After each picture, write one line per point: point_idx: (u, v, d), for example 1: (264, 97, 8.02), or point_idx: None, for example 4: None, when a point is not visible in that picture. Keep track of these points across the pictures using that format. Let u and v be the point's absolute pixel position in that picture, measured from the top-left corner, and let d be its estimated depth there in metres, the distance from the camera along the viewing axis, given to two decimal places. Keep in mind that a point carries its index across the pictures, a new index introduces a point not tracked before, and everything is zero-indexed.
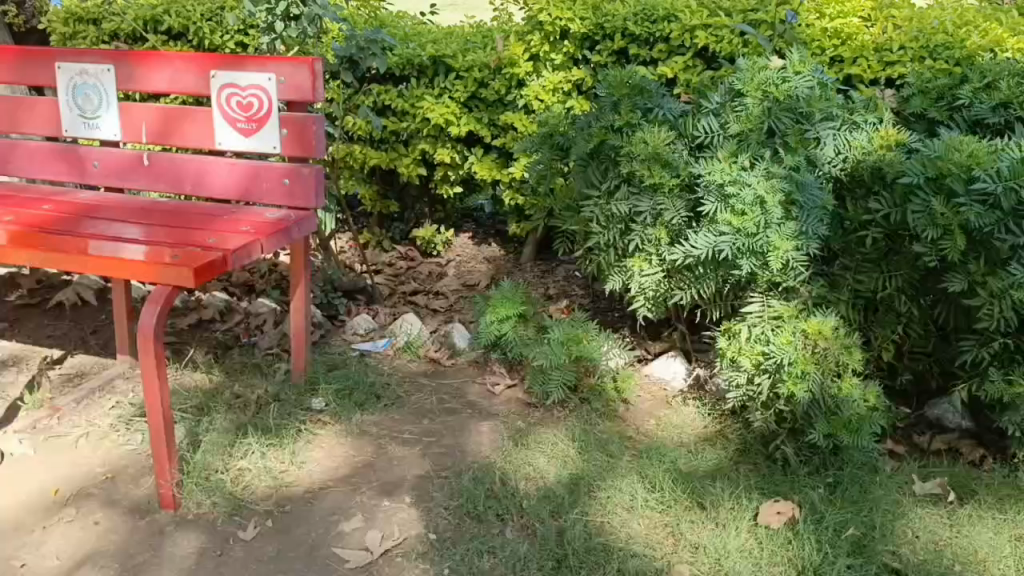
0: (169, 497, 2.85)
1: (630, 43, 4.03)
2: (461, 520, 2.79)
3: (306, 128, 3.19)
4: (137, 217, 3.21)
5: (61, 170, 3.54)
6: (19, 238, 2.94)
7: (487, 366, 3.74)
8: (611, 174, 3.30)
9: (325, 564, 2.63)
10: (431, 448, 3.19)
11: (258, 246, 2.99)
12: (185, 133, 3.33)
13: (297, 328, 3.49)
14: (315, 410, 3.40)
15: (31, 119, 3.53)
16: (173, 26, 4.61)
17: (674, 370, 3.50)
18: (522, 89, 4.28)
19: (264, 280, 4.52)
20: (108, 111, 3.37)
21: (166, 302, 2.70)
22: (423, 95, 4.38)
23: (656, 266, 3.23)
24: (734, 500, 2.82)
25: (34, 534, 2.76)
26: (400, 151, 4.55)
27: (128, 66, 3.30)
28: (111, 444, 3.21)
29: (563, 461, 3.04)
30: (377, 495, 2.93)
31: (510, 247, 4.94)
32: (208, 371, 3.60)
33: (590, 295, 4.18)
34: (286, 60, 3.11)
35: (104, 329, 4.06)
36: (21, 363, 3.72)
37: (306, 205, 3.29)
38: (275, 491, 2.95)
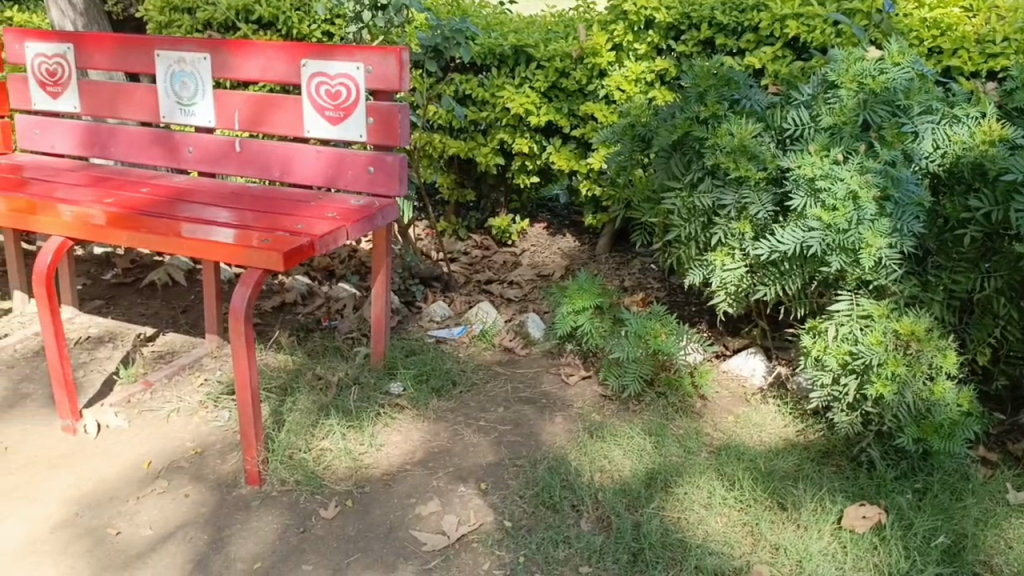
0: (255, 472, 2.94)
1: (717, 33, 3.97)
2: (537, 508, 2.80)
3: (391, 117, 3.23)
4: (227, 202, 3.30)
5: (157, 155, 3.67)
6: (117, 219, 3.05)
7: (562, 357, 3.74)
8: (695, 166, 3.24)
9: (402, 546, 2.68)
10: (506, 436, 3.21)
11: (344, 232, 3.05)
12: (275, 121, 3.42)
13: (377, 313, 3.54)
14: (393, 395, 3.46)
15: (129, 106, 3.67)
16: (262, 15, 4.72)
17: (753, 366, 3.48)
18: (604, 79, 4.23)
19: (344, 265, 4.62)
20: (203, 98, 3.47)
21: (256, 284, 2.78)
22: (504, 84, 4.38)
23: (739, 261, 3.18)
24: (817, 502, 2.76)
25: (128, 503, 2.88)
26: (480, 140, 4.54)
27: (223, 55, 3.41)
28: (200, 420, 3.33)
29: (639, 455, 3.02)
30: (453, 481, 2.97)
31: (586, 239, 4.91)
32: (291, 353, 3.70)
33: (666, 288, 4.15)
34: (373, 50, 3.16)
35: (193, 309, 4.21)
36: (116, 340, 3.89)
37: (389, 192, 3.34)
38: (354, 473, 3.01)
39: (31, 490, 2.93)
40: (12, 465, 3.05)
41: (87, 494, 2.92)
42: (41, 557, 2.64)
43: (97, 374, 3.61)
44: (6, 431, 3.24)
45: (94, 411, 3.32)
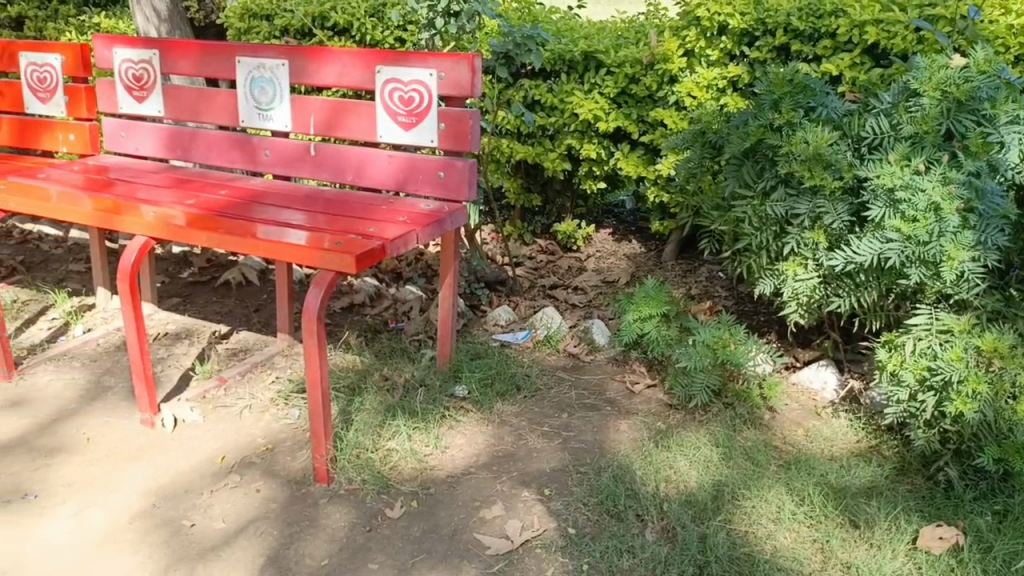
0: (323, 471, 3.00)
1: (793, 39, 3.89)
2: (601, 517, 2.79)
3: (463, 123, 3.27)
4: (302, 205, 3.38)
5: (235, 158, 3.78)
6: (196, 220, 3.15)
7: (627, 364, 3.73)
8: (767, 174, 3.19)
9: (466, 549, 2.70)
10: (570, 443, 3.21)
11: (414, 236, 3.09)
12: (349, 126, 3.48)
13: (444, 316, 3.58)
14: (458, 397, 3.49)
15: (211, 110, 3.79)
16: (337, 22, 4.82)
17: (824, 379, 3.41)
18: (674, 85, 4.20)
19: (411, 268, 4.69)
20: (281, 103, 3.57)
21: (329, 285, 2.83)
22: (573, 90, 4.37)
23: (812, 271, 3.12)
24: (891, 521, 2.70)
25: (202, 496, 2.97)
26: (547, 146, 4.54)
27: (301, 61, 3.49)
28: (271, 418, 3.42)
29: (705, 466, 2.98)
30: (517, 485, 2.98)
31: (652, 245, 4.88)
32: (359, 353, 3.77)
33: (734, 297, 4.09)
34: (447, 57, 3.21)
35: (265, 308, 4.32)
36: (192, 336, 4.02)
37: (459, 197, 3.37)
38: (420, 474, 3.05)
39: (111, 480, 3.05)
40: (95, 456, 3.18)
41: (164, 486, 3.02)
42: (120, 546, 2.74)
43: (174, 370, 3.74)
44: (89, 422, 3.38)
45: (171, 406, 3.43)
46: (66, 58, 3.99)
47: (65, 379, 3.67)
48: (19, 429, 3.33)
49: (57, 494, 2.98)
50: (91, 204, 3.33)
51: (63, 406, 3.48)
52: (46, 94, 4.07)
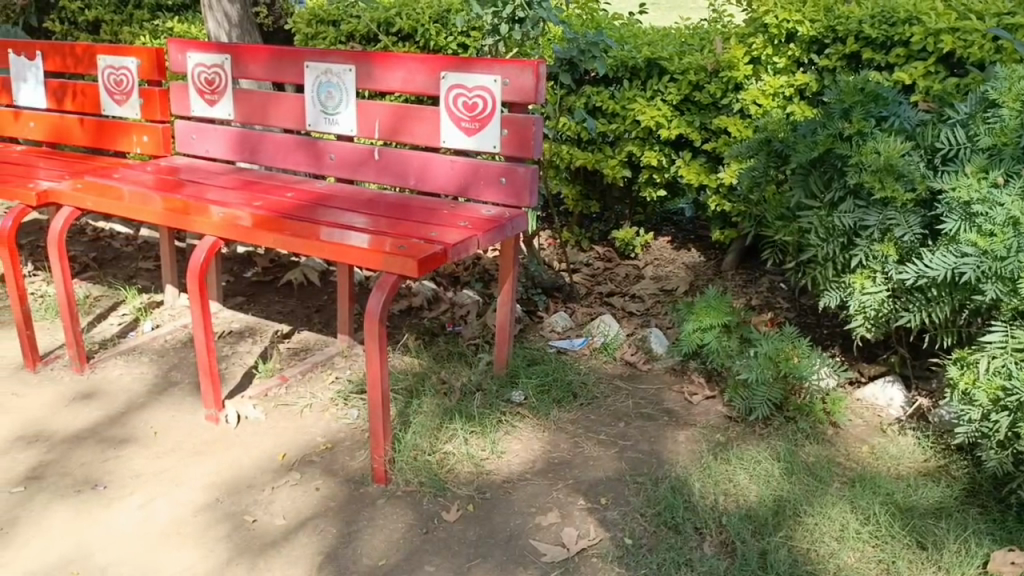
0: (382, 472, 3.04)
1: (864, 47, 3.82)
2: (658, 528, 2.77)
3: (526, 130, 3.27)
4: (364, 208, 3.43)
5: (301, 161, 3.85)
6: (262, 221, 3.22)
7: (685, 374, 3.68)
8: (836, 184, 3.14)
9: (522, 555, 2.70)
10: (627, 452, 3.19)
11: (476, 242, 3.11)
12: (413, 131, 3.52)
13: (502, 322, 3.59)
14: (515, 403, 3.50)
15: (278, 113, 3.86)
16: (402, 27, 4.88)
17: (890, 396, 3.34)
18: (739, 93, 4.15)
19: (468, 272, 4.73)
20: (347, 107, 3.63)
21: (391, 288, 2.86)
22: (635, 97, 4.35)
23: (881, 284, 3.05)
24: (961, 544, 2.62)
25: (264, 493, 3.03)
26: (608, 153, 4.52)
27: (367, 65, 3.54)
28: (331, 417, 3.47)
29: (766, 480, 2.93)
30: (574, 493, 2.97)
31: (711, 254, 4.82)
32: (417, 356, 3.81)
33: (796, 308, 4.02)
34: (512, 63, 3.22)
35: (326, 309, 4.39)
36: (255, 335, 4.10)
37: (520, 203, 3.38)
38: (476, 478, 3.06)
39: (176, 474, 3.12)
40: (161, 449, 3.27)
41: (226, 481, 3.08)
42: (184, 538, 2.81)
43: (238, 368, 3.82)
44: (156, 416, 3.47)
45: (234, 403, 3.51)
46: (142, 61, 4.11)
47: (134, 373, 3.78)
48: (90, 421, 3.44)
49: (125, 485, 3.06)
50: (162, 204, 3.42)
51: (132, 400, 3.58)
52: (122, 96, 4.20)
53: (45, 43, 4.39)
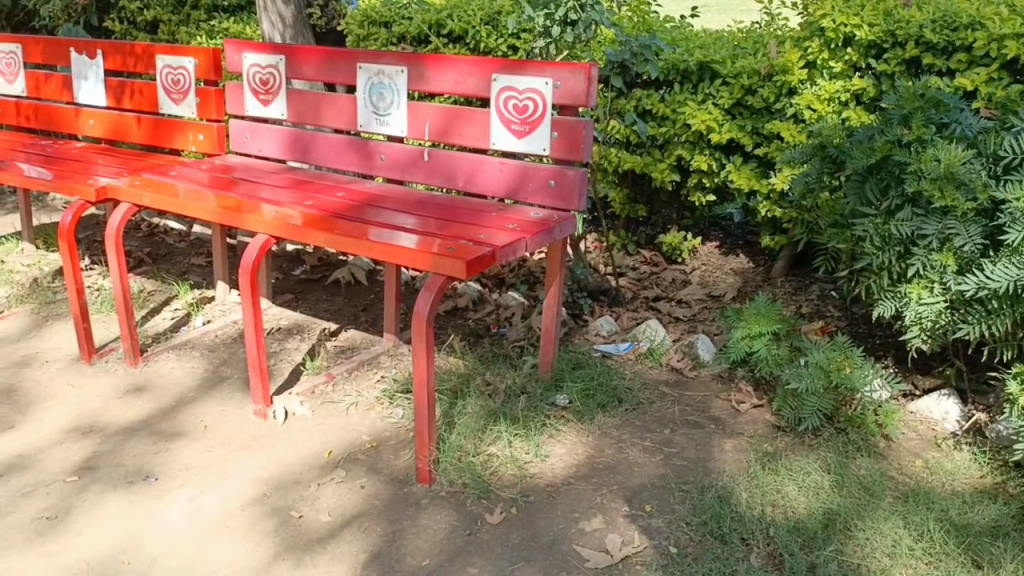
0: (426, 472, 3.05)
1: (924, 52, 3.72)
2: (704, 538, 2.73)
3: (577, 133, 3.26)
4: (414, 209, 3.45)
5: (352, 161, 3.88)
6: (313, 220, 3.25)
7: (733, 382, 3.64)
8: (893, 192, 3.07)
9: (565, 560, 2.69)
10: (673, 459, 3.15)
11: (524, 244, 3.10)
12: (464, 133, 3.54)
13: (548, 325, 3.58)
14: (559, 406, 3.48)
15: (330, 114, 3.90)
16: (453, 29, 4.90)
17: (945, 409, 3.26)
18: (793, 98, 4.08)
19: (513, 274, 4.73)
20: (398, 108, 3.65)
21: (439, 290, 2.87)
22: (686, 100, 4.31)
23: (939, 295, 2.98)
24: (1018, 565, 2.54)
25: (310, 489, 3.06)
26: (656, 156, 4.48)
27: (419, 67, 3.56)
28: (376, 415, 3.50)
29: (815, 492, 2.88)
30: (618, 500, 2.95)
31: (760, 260, 4.74)
32: (461, 356, 3.82)
33: (847, 317, 3.95)
34: (564, 66, 3.21)
35: (372, 308, 4.44)
36: (303, 333, 4.16)
37: (569, 206, 3.37)
38: (520, 481, 3.06)
39: (225, 468, 3.17)
40: (211, 442, 3.33)
41: (274, 476, 3.12)
42: (232, 532, 2.85)
43: (286, 364, 3.88)
44: (206, 410, 3.53)
45: (282, 399, 3.56)
46: (199, 61, 4.18)
47: (185, 367, 3.85)
48: (143, 413, 3.51)
49: (175, 477, 3.12)
50: (215, 202, 3.48)
51: (183, 394, 3.65)
52: (179, 95, 4.29)
53: (106, 42, 4.49)
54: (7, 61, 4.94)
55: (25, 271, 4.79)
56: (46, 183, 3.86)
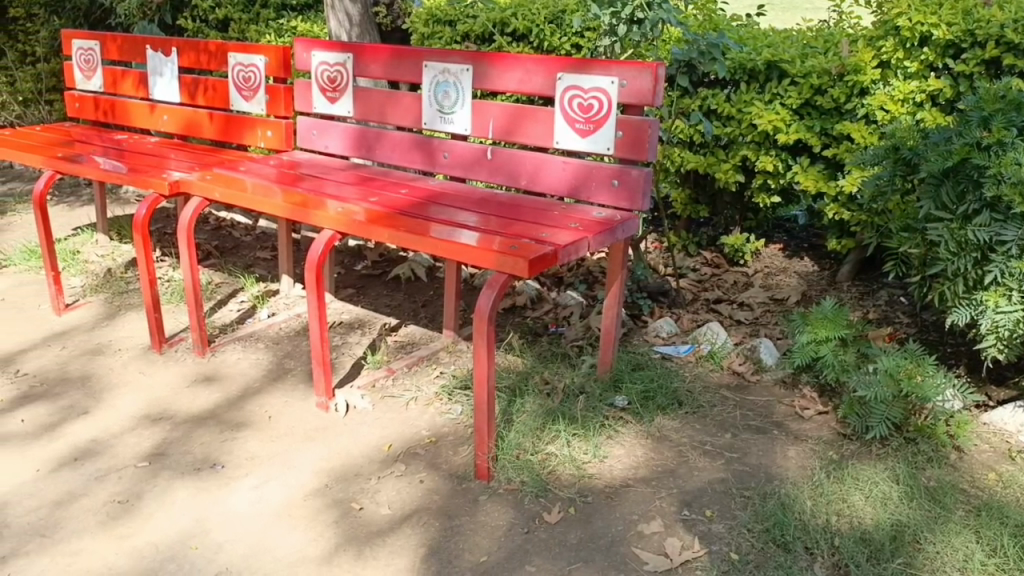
0: (484, 469, 3.06)
1: (1006, 52, 3.61)
2: (767, 545, 2.69)
3: (642, 133, 3.23)
4: (476, 207, 3.46)
5: (416, 158, 3.92)
6: (377, 216, 3.28)
7: (796, 388, 3.57)
8: (971, 197, 2.97)
9: (623, 562, 2.67)
10: (734, 464, 3.11)
11: (586, 244, 3.09)
12: (528, 132, 3.54)
13: (608, 325, 3.56)
14: (618, 407, 3.46)
15: (397, 112, 3.95)
16: (517, 27, 4.91)
17: (1020, 421, 3.15)
18: (865, 98, 3.99)
19: (572, 273, 4.73)
20: (462, 107, 3.67)
21: (501, 288, 2.88)
22: (753, 100, 4.24)
23: (1016, 304, 2.89)
24: None
25: (371, 482, 3.10)
26: (720, 156, 4.42)
27: (485, 66, 3.58)
28: (435, 411, 3.53)
29: (883, 503, 2.81)
30: (677, 503, 2.92)
31: (826, 264, 4.65)
32: (520, 354, 3.83)
33: (917, 324, 3.85)
34: (631, 65, 3.19)
35: (431, 304, 4.48)
36: (364, 327, 4.22)
37: (632, 207, 3.35)
38: (578, 481, 3.04)
39: (288, 458, 3.23)
40: (275, 433, 3.40)
41: (335, 468, 3.17)
42: (295, 521, 2.90)
43: (348, 358, 3.94)
44: (270, 401, 3.61)
45: (344, 392, 3.61)
46: (269, 59, 4.27)
47: (251, 358, 3.94)
48: (210, 402, 3.61)
49: (241, 466, 3.19)
50: (282, 197, 3.54)
51: (249, 384, 3.73)
52: (250, 92, 4.38)
53: (181, 40, 4.61)
54: (86, 58, 5.10)
55: (99, 262, 4.96)
56: (121, 177, 3.97)
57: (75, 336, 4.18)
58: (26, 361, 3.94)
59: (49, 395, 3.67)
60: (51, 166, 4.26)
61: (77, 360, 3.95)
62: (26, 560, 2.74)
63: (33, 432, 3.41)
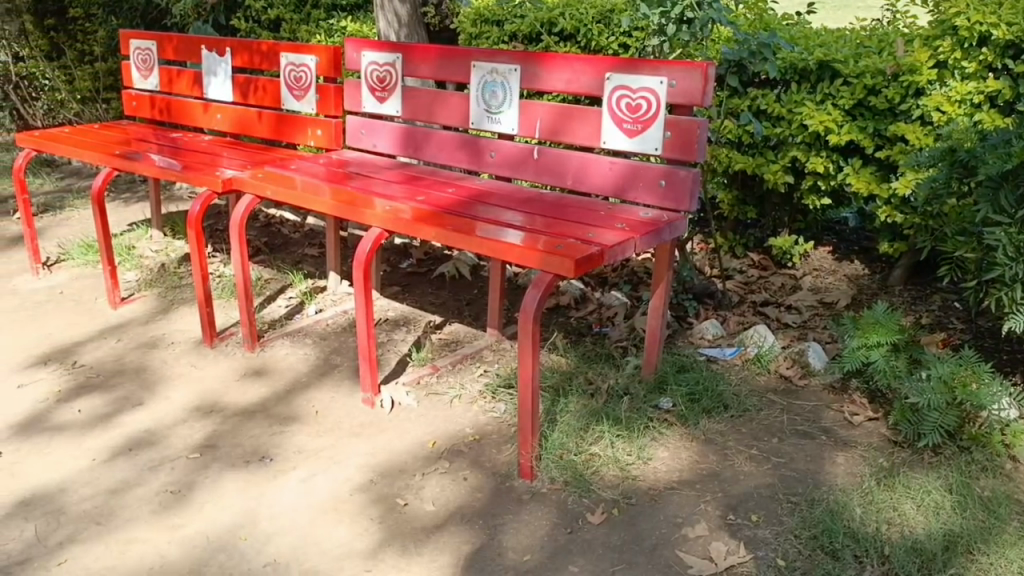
0: (528, 468, 3.07)
1: None
2: (814, 552, 2.65)
3: (690, 133, 3.21)
4: (521, 207, 3.47)
5: (462, 158, 3.94)
6: (423, 215, 3.31)
7: (845, 393, 3.52)
8: None
9: (667, 565, 2.66)
10: (781, 469, 3.08)
11: (633, 245, 3.08)
12: (575, 132, 3.53)
13: (653, 326, 3.53)
14: (663, 409, 3.44)
15: (444, 112, 3.97)
16: (565, 27, 4.91)
17: None
18: (921, 99, 3.92)
19: (617, 274, 4.71)
20: (510, 107, 3.68)
21: (547, 287, 2.87)
22: (804, 100, 4.18)
23: None
24: None
25: (415, 478, 3.13)
26: (769, 157, 4.36)
27: (533, 66, 3.59)
28: (479, 409, 3.55)
29: (935, 512, 2.75)
30: (723, 507, 2.89)
31: (877, 267, 4.57)
32: (564, 354, 3.83)
33: (972, 330, 3.77)
34: (680, 65, 3.17)
35: (476, 302, 4.50)
36: (409, 325, 4.26)
37: (679, 208, 3.33)
38: (622, 482, 3.04)
39: (335, 453, 3.28)
40: (322, 427, 3.45)
41: (380, 464, 3.21)
42: (341, 515, 2.94)
43: (393, 355, 3.98)
44: (318, 396, 3.67)
45: (389, 388, 3.65)
46: (321, 59, 4.33)
47: (299, 353, 4.00)
48: (259, 396, 3.67)
49: (289, 460, 3.25)
50: (331, 195, 3.59)
51: (296, 379, 3.80)
52: (301, 92, 4.45)
53: (234, 40, 4.70)
54: (143, 57, 5.23)
55: (153, 257, 5.08)
56: (176, 174, 4.06)
57: (130, 329, 4.28)
58: (83, 353, 4.05)
59: (104, 386, 3.76)
60: (109, 164, 4.38)
61: (132, 353, 4.05)
62: (81, 547, 2.81)
63: (89, 422, 3.50)
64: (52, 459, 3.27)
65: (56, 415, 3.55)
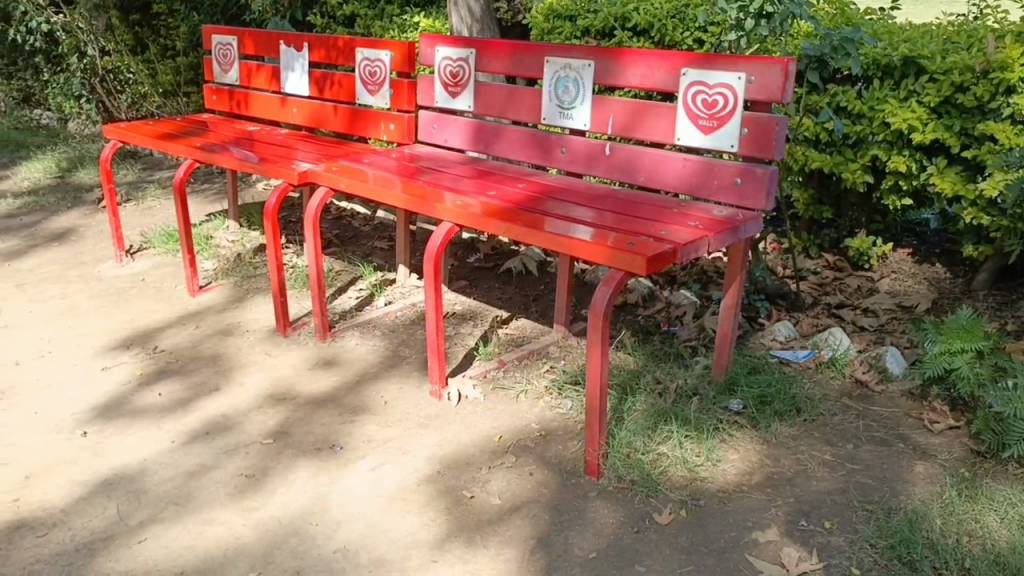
0: (594, 465, 3.05)
1: None
2: (890, 562, 2.57)
3: (769, 129, 3.14)
4: (592, 204, 3.45)
5: (533, 154, 3.94)
6: (494, 210, 3.32)
7: (925, 401, 3.40)
8: None
9: (736, 568, 2.62)
10: (856, 476, 2.99)
11: (706, 244, 3.03)
12: (649, 128, 3.49)
13: (725, 326, 3.47)
14: (732, 411, 3.37)
15: (516, 107, 3.97)
16: (639, 22, 4.87)
17: None
18: (1011, 97, 3.76)
19: (686, 272, 4.65)
20: (583, 103, 3.67)
21: (618, 285, 2.85)
22: (886, 97, 4.06)
23: None
24: None
25: (482, 471, 3.15)
26: (848, 155, 4.24)
27: (607, 62, 3.56)
28: (546, 405, 3.55)
29: (1021, 525, 2.65)
30: (794, 512, 2.83)
31: (960, 271, 4.40)
32: (631, 353, 3.80)
33: None
34: (760, 60, 3.10)
35: (543, 298, 4.50)
36: (476, 319, 4.28)
37: (754, 206, 3.26)
38: (690, 483, 3.00)
39: (404, 443, 3.32)
40: (391, 418, 3.49)
41: (447, 456, 3.24)
42: (408, 506, 2.98)
43: (460, 349, 4.01)
44: (387, 387, 3.71)
45: (457, 381, 3.67)
46: (395, 55, 4.37)
47: (369, 345, 4.06)
48: (330, 385, 3.74)
49: (359, 448, 3.30)
50: (402, 189, 3.63)
51: (366, 370, 3.85)
52: (375, 87, 4.49)
53: (311, 35, 4.78)
54: (223, 52, 5.37)
55: (229, 247, 5.22)
56: (253, 167, 4.16)
57: (206, 317, 4.41)
58: (163, 339, 4.19)
59: (183, 372, 3.88)
60: (189, 155, 4.51)
61: (209, 340, 4.16)
62: (160, 526, 2.91)
63: (169, 406, 3.62)
64: (134, 440, 3.39)
65: (138, 398, 3.68)
